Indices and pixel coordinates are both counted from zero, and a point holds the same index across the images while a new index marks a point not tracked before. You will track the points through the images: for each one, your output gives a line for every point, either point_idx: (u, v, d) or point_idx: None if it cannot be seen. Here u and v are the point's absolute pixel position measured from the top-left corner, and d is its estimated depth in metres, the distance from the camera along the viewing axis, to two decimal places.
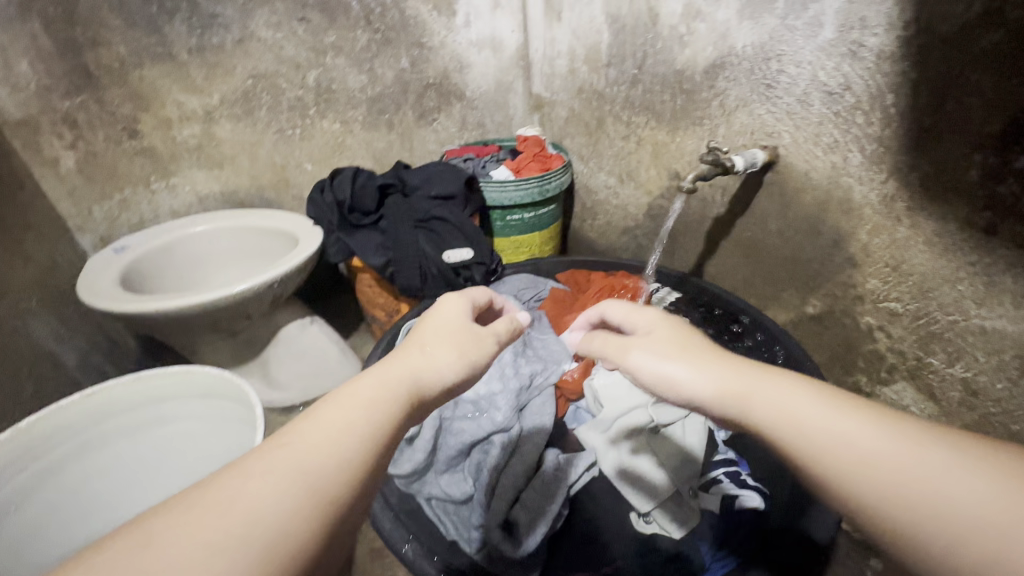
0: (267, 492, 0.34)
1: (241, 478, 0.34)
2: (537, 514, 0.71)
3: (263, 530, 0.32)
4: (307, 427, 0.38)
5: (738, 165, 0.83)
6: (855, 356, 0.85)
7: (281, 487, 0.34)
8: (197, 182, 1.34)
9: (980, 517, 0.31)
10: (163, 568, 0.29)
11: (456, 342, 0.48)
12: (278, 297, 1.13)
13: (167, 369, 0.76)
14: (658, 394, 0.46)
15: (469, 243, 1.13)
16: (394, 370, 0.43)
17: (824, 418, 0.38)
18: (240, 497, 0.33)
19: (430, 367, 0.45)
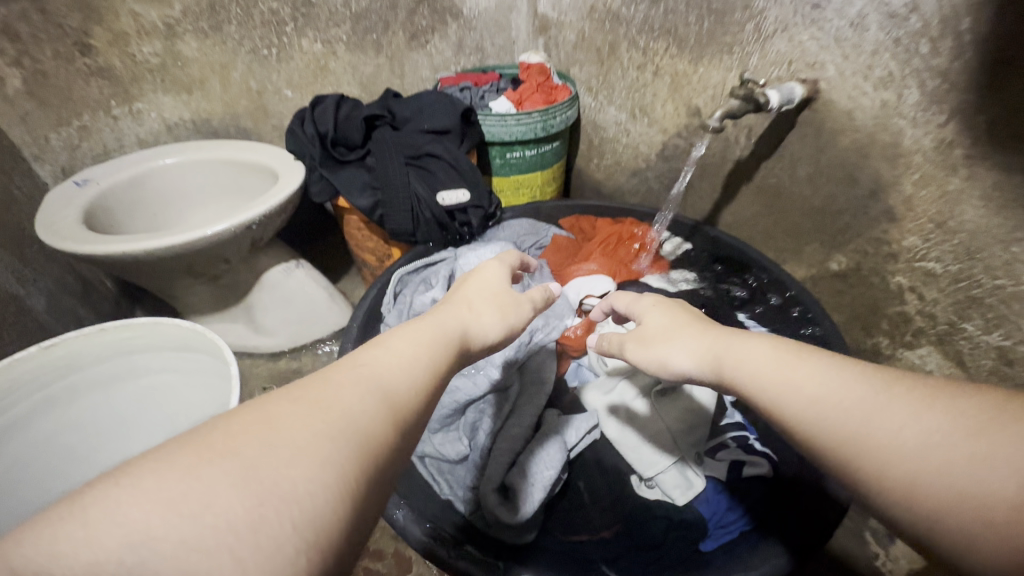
0: (351, 395, 0.37)
1: (328, 384, 0.37)
2: (533, 475, 0.67)
3: (356, 424, 0.35)
4: (378, 355, 0.42)
5: (773, 101, 0.72)
6: (879, 318, 0.79)
7: (365, 394, 0.37)
8: (165, 108, 1.21)
9: (919, 436, 0.32)
10: (276, 438, 0.32)
11: (499, 304, 0.54)
12: (259, 239, 1.05)
13: (131, 321, 0.69)
14: (648, 366, 0.50)
15: (464, 182, 1.03)
16: (448, 321, 0.49)
17: (783, 367, 0.41)
18: (332, 399, 0.36)
19: (478, 323, 0.51)
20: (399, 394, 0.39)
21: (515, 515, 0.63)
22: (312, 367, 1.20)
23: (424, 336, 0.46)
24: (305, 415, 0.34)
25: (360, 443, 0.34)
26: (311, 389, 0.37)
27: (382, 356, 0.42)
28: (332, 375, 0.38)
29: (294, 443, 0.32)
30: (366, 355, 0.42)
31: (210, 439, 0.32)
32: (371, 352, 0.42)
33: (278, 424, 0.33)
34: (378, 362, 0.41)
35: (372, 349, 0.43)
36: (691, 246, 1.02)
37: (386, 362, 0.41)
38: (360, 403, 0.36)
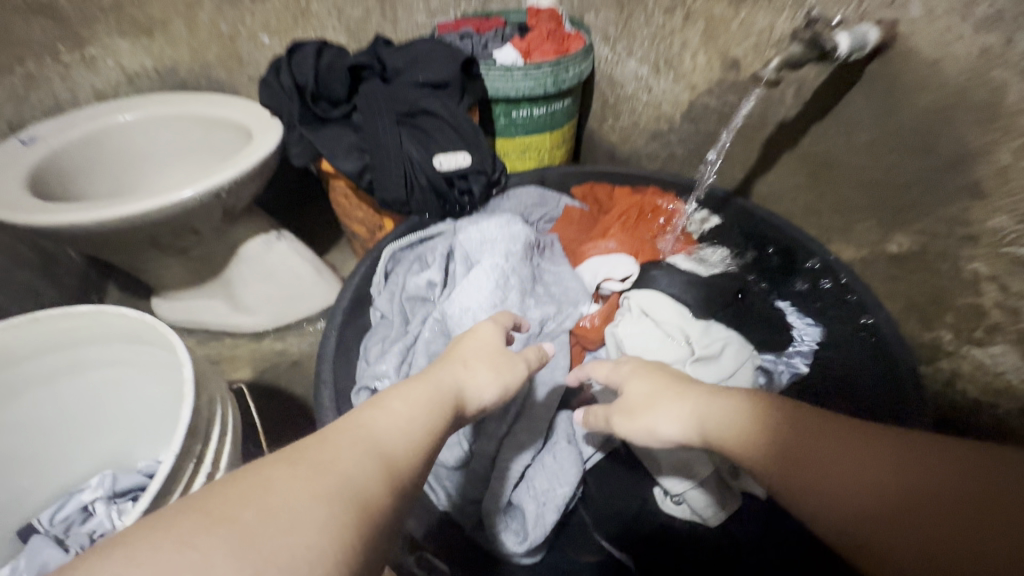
0: (354, 454, 0.32)
1: (331, 444, 0.33)
2: (541, 498, 0.62)
3: (355, 491, 0.31)
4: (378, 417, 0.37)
5: (841, 48, 0.59)
6: (942, 310, 0.68)
7: (365, 460, 0.33)
8: (124, 55, 1.06)
9: (908, 513, 0.33)
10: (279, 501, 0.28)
11: (493, 363, 0.49)
12: (233, 208, 0.93)
13: (71, 310, 0.58)
14: (641, 435, 0.50)
15: (464, 145, 0.90)
16: (444, 379, 0.44)
17: (770, 424, 0.42)
18: (330, 463, 0.31)
19: (471, 385, 0.45)
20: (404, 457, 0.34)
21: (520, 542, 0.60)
22: (297, 349, 1.08)
23: (423, 396, 0.41)
24: (305, 478, 0.30)
25: (361, 511, 0.30)
26: (312, 448, 0.33)
27: (385, 416, 0.37)
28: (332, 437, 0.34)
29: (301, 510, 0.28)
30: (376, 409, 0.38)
31: (204, 505, 0.28)
32: (367, 413, 0.37)
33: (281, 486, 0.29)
34: (375, 426, 0.36)
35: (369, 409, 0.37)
36: (721, 221, 0.90)
37: (385, 418, 0.37)
38: (364, 467, 0.32)
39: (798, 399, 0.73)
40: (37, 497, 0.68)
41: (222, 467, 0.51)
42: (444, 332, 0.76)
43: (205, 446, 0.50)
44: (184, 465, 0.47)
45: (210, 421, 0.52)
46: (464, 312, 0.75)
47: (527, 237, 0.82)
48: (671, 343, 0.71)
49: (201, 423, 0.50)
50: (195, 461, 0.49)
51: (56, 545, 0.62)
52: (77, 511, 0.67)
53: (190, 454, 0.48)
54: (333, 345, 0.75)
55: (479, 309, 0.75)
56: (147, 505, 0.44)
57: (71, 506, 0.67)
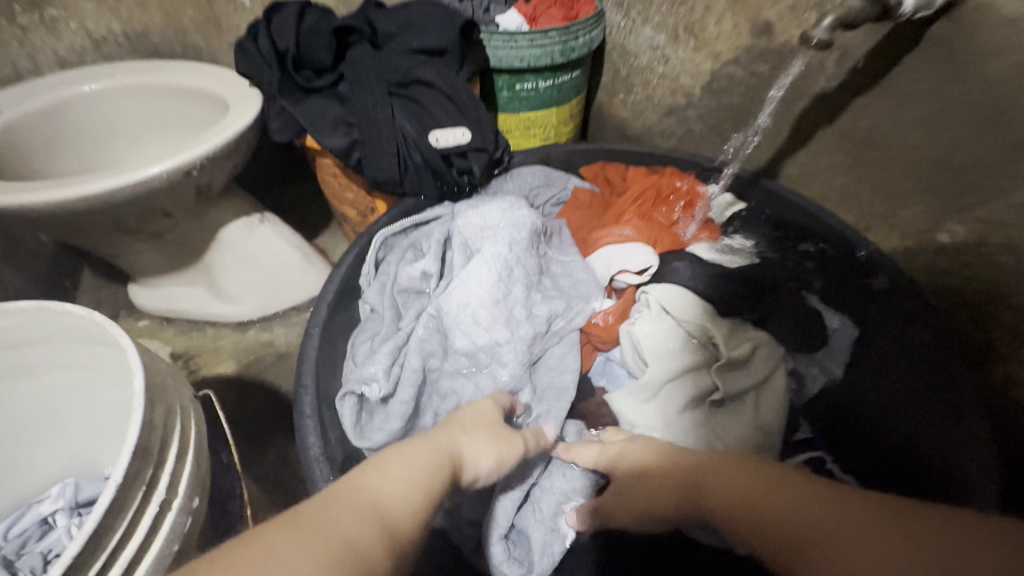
0: (356, 516, 0.34)
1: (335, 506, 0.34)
2: (546, 526, 0.59)
3: (357, 550, 0.32)
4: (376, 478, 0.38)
5: (907, 4, 0.51)
6: (997, 309, 0.60)
7: (362, 519, 0.34)
8: (88, 17, 0.96)
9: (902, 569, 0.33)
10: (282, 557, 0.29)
11: (492, 433, 0.51)
12: (209, 187, 0.85)
13: (8, 306, 0.50)
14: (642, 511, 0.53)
15: (463, 119, 0.81)
16: (441, 439, 0.46)
17: (758, 493, 0.44)
18: (323, 525, 0.32)
19: (471, 456, 0.47)
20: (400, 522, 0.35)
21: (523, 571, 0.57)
22: (285, 341, 1.01)
23: (418, 455, 0.42)
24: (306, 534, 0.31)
25: (362, 570, 0.31)
26: (318, 510, 0.34)
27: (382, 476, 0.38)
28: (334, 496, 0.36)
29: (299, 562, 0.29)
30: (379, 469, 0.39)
31: (219, 566, 0.28)
32: (369, 475, 0.38)
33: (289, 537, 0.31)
34: (373, 487, 0.37)
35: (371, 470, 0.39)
36: (744, 205, 0.82)
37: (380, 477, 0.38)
38: (365, 526, 0.33)
39: (831, 405, 0.67)
40: None
41: (181, 492, 0.44)
42: (440, 330, 0.69)
43: (159, 470, 0.43)
44: (131, 494, 0.40)
45: (167, 439, 0.44)
46: (462, 308, 0.67)
47: (533, 223, 0.74)
48: (693, 346, 0.64)
49: (154, 444, 0.43)
50: (146, 489, 0.41)
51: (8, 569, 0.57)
52: (35, 524, 0.61)
53: (139, 481, 0.41)
54: (317, 343, 0.67)
55: (478, 304, 0.67)
56: (80, 547, 0.36)
57: (28, 519, 0.61)
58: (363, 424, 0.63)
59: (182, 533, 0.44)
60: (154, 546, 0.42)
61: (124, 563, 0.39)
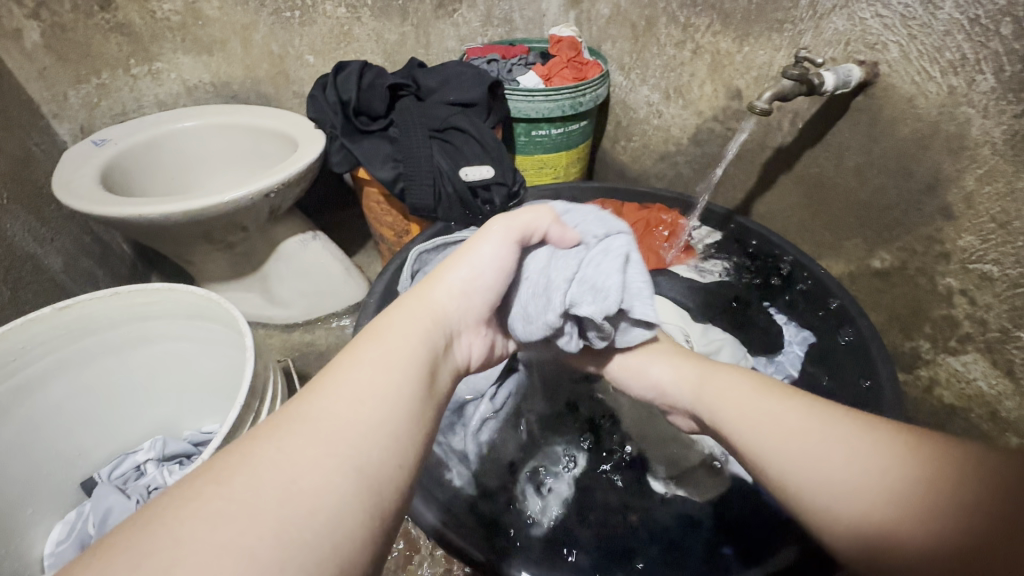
0: (306, 458, 0.31)
1: (274, 448, 0.32)
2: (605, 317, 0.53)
3: (297, 501, 0.29)
4: (336, 401, 0.35)
5: (828, 83, 0.68)
6: (920, 321, 0.75)
7: (313, 452, 0.32)
8: (184, 70, 1.18)
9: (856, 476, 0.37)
10: (218, 511, 0.28)
11: (463, 253, 0.50)
12: (277, 208, 1.03)
13: (147, 287, 0.67)
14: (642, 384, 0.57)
15: (489, 159, 0.99)
16: (409, 331, 0.43)
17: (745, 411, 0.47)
18: (277, 472, 0.30)
19: (448, 288, 0.48)
20: (370, 455, 0.33)
21: (539, 339, 0.54)
22: (326, 341, 1.17)
23: (377, 363, 0.39)
24: (229, 508, 0.28)
25: (308, 511, 0.29)
26: (256, 453, 0.31)
27: (336, 398, 0.35)
28: (285, 428, 0.33)
29: (243, 514, 0.28)
30: (318, 396, 0.36)
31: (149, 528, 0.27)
32: (320, 402, 0.35)
33: (208, 513, 0.28)
34: (327, 416, 0.34)
35: (308, 397, 0.36)
36: (721, 237, 0.97)
37: (337, 396, 0.36)
38: (325, 469, 0.31)
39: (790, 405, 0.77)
40: (96, 455, 0.76)
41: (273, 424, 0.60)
42: None
43: (261, 403, 0.59)
44: (246, 415, 0.56)
45: (265, 381, 0.61)
46: None
47: None
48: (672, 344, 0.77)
49: (258, 384, 0.60)
50: (254, 413, 0.58)
51: (121, 491, 0.70)
52: (132, 469, 0.74)
53: (250, 409, 0.57)
54: None
55: None
56: (222, 439, 0.53)
57: (127, 465, 0.75)
58: None
59: None
60: None
61: None
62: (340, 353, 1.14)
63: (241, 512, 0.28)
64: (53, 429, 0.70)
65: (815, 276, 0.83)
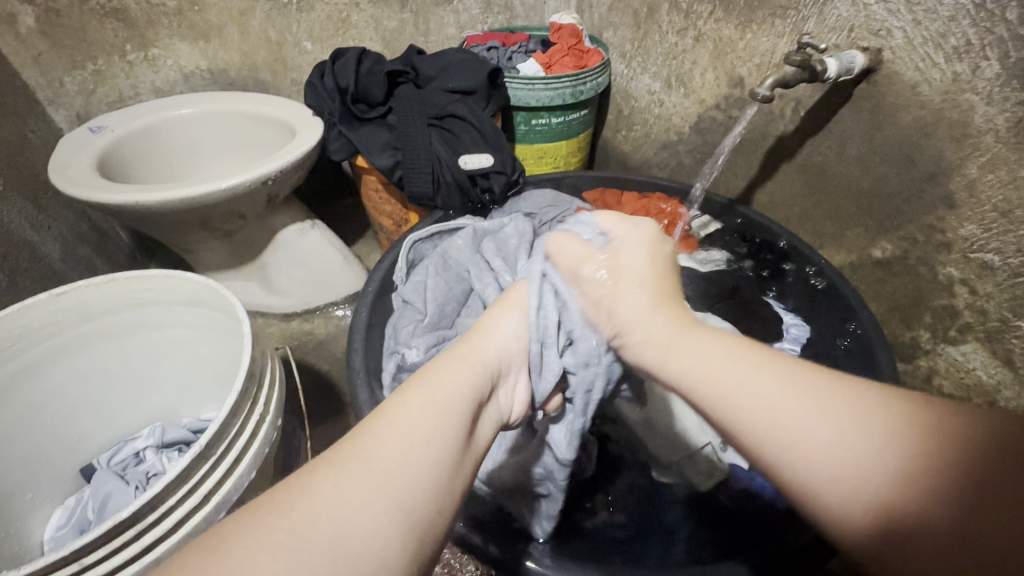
0: (357, 498, 0.32)
1: (332, 486, 0.33)
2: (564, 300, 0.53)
3: (350, 537, 0.30)
4: (387, 439, 0.36)
5: (830, 69, 0.67)
6: (921, 311, 0.74)
7: (363, 492, 0.33)
8: (181, 56, 1.16)
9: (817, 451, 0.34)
10: (276, 547, 0.29)
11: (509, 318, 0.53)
12: (275, 197, 1.03)
13: (144, 273, 0.67)
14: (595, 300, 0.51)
15: (488, 147, 0.98)
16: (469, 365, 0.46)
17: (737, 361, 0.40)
18: (333, 504, 0.32)
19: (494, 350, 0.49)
20: (417, 502, 0.34)
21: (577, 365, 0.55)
22: (325, 330, 1.17)
23: (428, 401, 0.40)
24: (288, 543, 0.29)
25: (354, 557, 0.30)
26: (312, 490, 0.33)
27: (385, 440, 0.36)
28: (341, 462, 0.35)
29: (294, 556, 0.29)
30: (372, 433, 0.37)
31: (207, 555, 0.29)
32: (375, 441, 0.36)
33: (270, 547, 0.29)
34: (378, 456, 0.35)
35: (363, 432, 0.37)
36: (722, 226, 0.97)
37: (390, 437, 0.36)
38: (374, 514, 0.32)
39: None
40: (97, 442, 0.76)
41: (271, 411, 0.60)
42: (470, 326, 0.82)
43: (258, 388, 0.59)
44: (244, 402, 0.56)
45: (263, 368, 0.61)
46: None
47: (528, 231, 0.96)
48: None
49: (256, 370, 0.60)
50: (251, 399, 0.57)
51: (120, 477, 0.70)
52: (131, 455, 0.74)
53: (247, 394, 0.57)
54: (364, 321, 0.83)
55: None
56: (220, 422, 0.53)
57: (126, 451, 0.75)
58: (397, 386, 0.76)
59: (270, 440, 0.59)
60: (254, 445, 0.57)
61: (238, 449, 0.55)
62: (338, 342, 1.14)
63: (296, 555, 0.29)
64: (52, 415, 0.70)
65: (828, 281, 0.81)
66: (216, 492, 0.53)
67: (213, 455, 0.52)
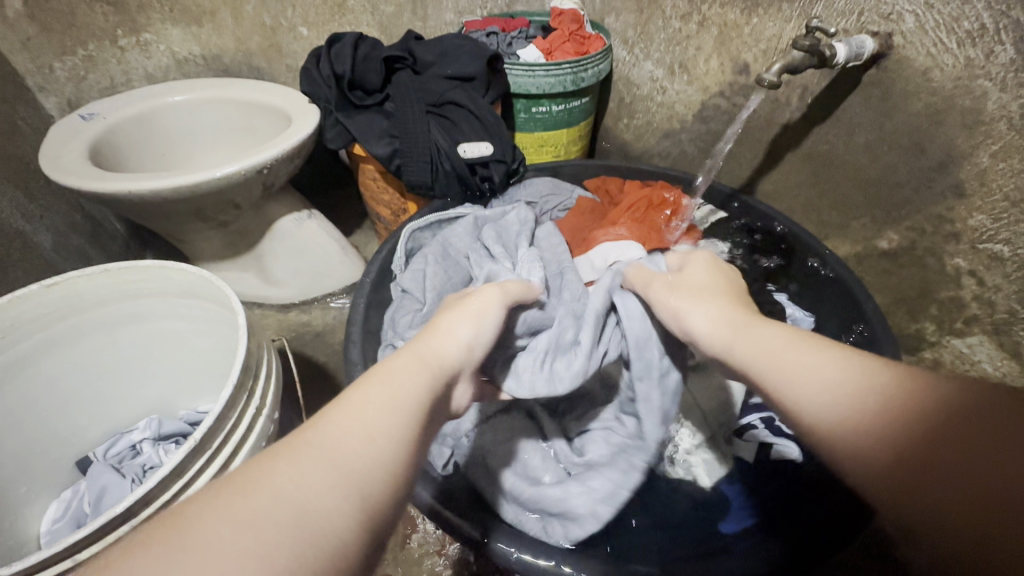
0: (317, 481, 0.32)
1: (294, 467, 0.32)
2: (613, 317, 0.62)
3: (324, 518, 0.30)
4: (347, 425, 0.35)
5: (840, 55, 0.65)
6: (927, 302, 0.74)
7: (324, 476, 0.32)
8: (174, 41, 1.14)
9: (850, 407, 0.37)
10: (232, 529, 0.28)
11: (467, 310, 0.50)
12: (271, 186, 1.01)
13: (137, 263, 0.65)
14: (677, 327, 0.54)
15: (488, 135, 0.96)
16: (423, 359, 0.44)
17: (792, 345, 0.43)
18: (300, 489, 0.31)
19: (452, 338, 0.47)
20: (376, 485, 0.33)
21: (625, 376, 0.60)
22: (322, 321, 1.16)
23: (388, 389, 0.39)
24: (246, 524, 0.29)
25: (313, 540, 0.29)
26: (273, 471, 0.32)
27: (344, 425, 0.35)
28: (301, 445, 0.34)
29: (251, 540, 0.28)
30: (334, 417, 0.36)
31: (161, 539, 0.28)
32: (337, 425, 0.35)
33: (228, 526, 0.28)
34: (338, 442, 0.34)
35: (326, 416, 0.36)
36: (725, 216, 0.95)
37: (352, 422, 0.36)
38: (334, 498, 0.31)
39: None
40: (93, 434, 0.75)
41: (268, 404, 0.59)
42: None
43: (254, 381, 0.58)
44: (239, 395, 0.55)
45: (260, 360, 0.60)
46: None
47: (530, 218, 0.95)
48: None
49: (252, 362, 0.58)
50: (246, 393, 0.56)
51: (116, 471, 0.69)
52: (128, 447, 0.74)
53: (243, 387, 0.56)
54: (363, 312, 0.82)
55: None
56: (215, 417, 0.52)
57: (122, 444, 0.74)
58: None
59: (267, 434, 0.58)
60: (250, 438, 0.56)
61: (234, 443, 0.54)
62: (336, 333, 1.13)
63: (257, 536, 0.28)
64: (46, 408, 0.69)
65: (835, 274, 0.79)
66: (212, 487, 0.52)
67: (209, 449, 0.52)
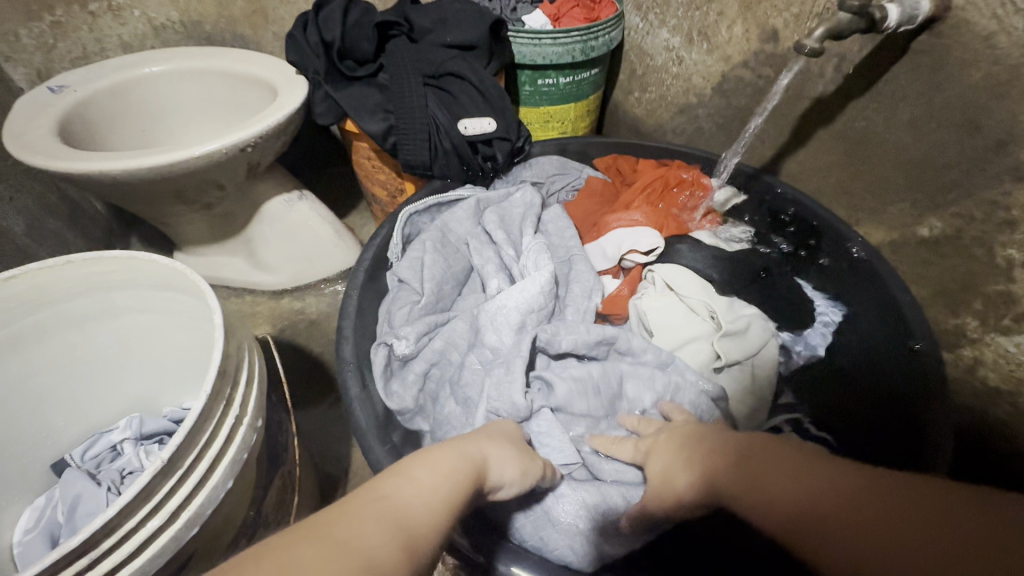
0: (378, 533, 0.31)
1: (354, 520, 0.32)
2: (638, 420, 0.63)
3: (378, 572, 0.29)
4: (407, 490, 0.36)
5: (891, 17, 0.58)
6: (970, 296, 0.67)
7: (388, 530, 0.32)
8: (150, 6, 1.05)
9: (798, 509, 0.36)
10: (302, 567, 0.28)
11: (519, 457, 0.50)
12: (257, 164, 0.93)
13: (104, 254, 0.59)
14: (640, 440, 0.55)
15: (490, 110, 0.88)
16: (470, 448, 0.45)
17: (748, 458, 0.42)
18: (354, 539, 0.30)
19: (499, 466, 0.46)
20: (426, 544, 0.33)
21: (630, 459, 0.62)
22: (316, 308, 1.10)
23: (445, 465, 0.41)
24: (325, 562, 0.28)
25: None
26: (336, 522, 0.32)
27: (407, 490, 0.36)
28: (358, 502, 0.34)
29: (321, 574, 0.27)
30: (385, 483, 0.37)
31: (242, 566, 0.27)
32: (398, 485, 0.36)
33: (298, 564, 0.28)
34: (403, 504, 0.35)
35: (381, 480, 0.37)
36: (746, 198, 0.88)
37: (410, 488, 0.37)
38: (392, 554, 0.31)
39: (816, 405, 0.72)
40: (70, 435, 0.70)
41: (249, 412, 0.53)
42: (473, 317, 0.74)
43: (233, 389, 0.52)
44: (216, 404, 0.50)
45: (239, 365, 0.54)
46: (498, 309, 0.71)
47: (536, 203, 0.89)
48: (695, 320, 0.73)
49: (230, 367, 0.53)
50: (225, 402, 0.51)
51: (92, 476, 0.65)
52: (106, 449, 0.69)
53: (220, 396, 0.50)
54: (355, 305, 0.75)
55: (514, 307, 0.71)
56: (188, 430, 0.46)
57: (101, 445, 0.69)
58: (388, 378, 0.69)
59: (249, 444, 0.53)
60: (230, 451, 0.50)
61: (210, 458, 0.48)
62: (332, 322, 1.07)
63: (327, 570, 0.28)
64: (13, 409, 0.64)
65: (870, 265, 0.72)
66: (186, 507, 0.47)
67: (183, 465, 0.46)
